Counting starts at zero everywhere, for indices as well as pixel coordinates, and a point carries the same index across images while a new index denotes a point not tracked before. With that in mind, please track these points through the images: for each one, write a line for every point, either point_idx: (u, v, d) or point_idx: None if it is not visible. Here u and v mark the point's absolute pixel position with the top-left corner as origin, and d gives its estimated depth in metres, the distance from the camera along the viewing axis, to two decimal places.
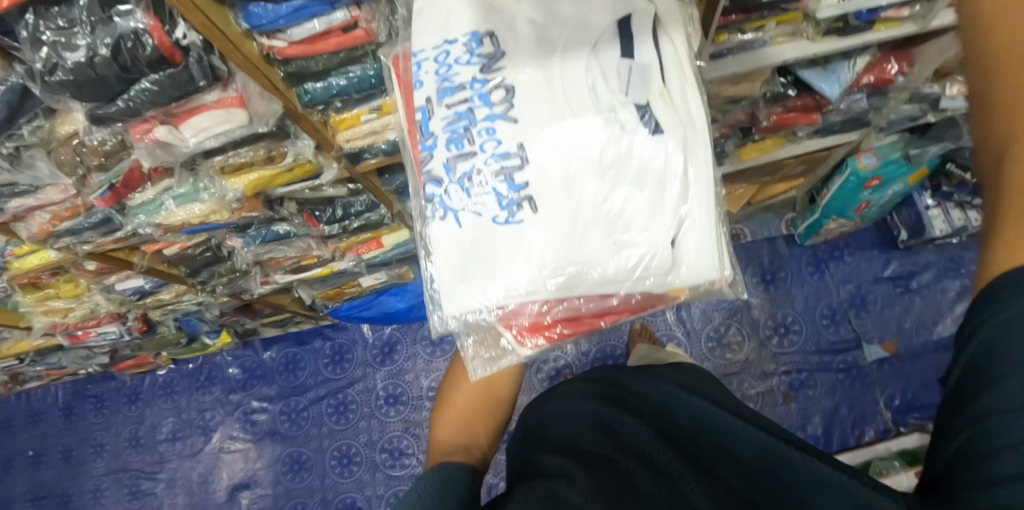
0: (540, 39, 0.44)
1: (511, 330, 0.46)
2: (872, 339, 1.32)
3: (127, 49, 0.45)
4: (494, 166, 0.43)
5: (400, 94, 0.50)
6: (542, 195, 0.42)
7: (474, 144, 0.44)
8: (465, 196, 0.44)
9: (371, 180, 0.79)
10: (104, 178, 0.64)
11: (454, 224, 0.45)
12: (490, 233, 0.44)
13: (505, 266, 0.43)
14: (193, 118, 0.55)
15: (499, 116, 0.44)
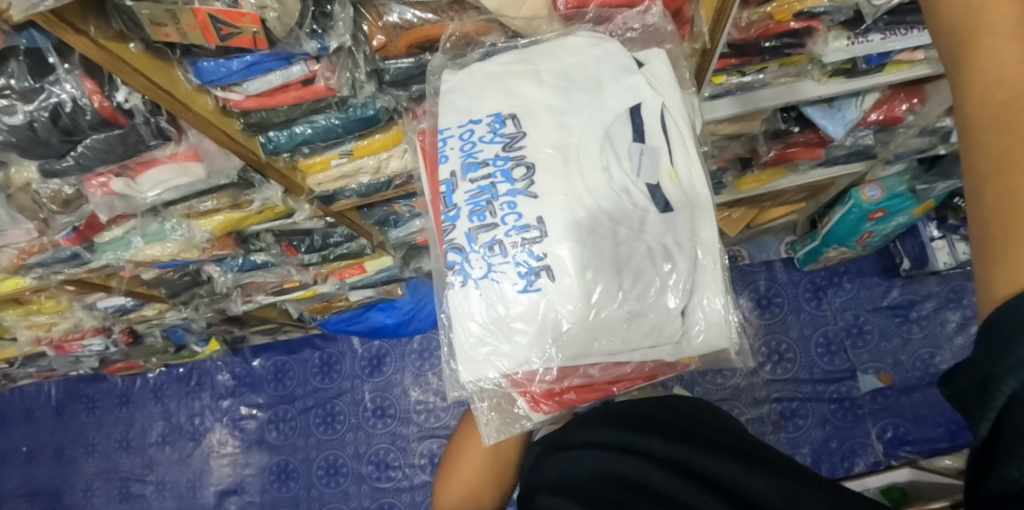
0: (555, 123, 0.40)
1: (525, 398, 0.45)
2: (867, 369, 1.29)
3: (66, 114, 0.42)
4: (516, 239, 0.39)
5: (422, 153, 0.47)
6: (562, 266, 0.38)
7: (495, 216, 0.40)
8: (485, 266, 0.39)
9: (349, 215, 0.76)
10: (68, 219, 0.62)
11: (473, 291, 0.40)
12: (505, 304, 0.39)
13: (519, 334, 0.39)
14: (149, 172, 0.53)
15: (519, 193, 0.39)
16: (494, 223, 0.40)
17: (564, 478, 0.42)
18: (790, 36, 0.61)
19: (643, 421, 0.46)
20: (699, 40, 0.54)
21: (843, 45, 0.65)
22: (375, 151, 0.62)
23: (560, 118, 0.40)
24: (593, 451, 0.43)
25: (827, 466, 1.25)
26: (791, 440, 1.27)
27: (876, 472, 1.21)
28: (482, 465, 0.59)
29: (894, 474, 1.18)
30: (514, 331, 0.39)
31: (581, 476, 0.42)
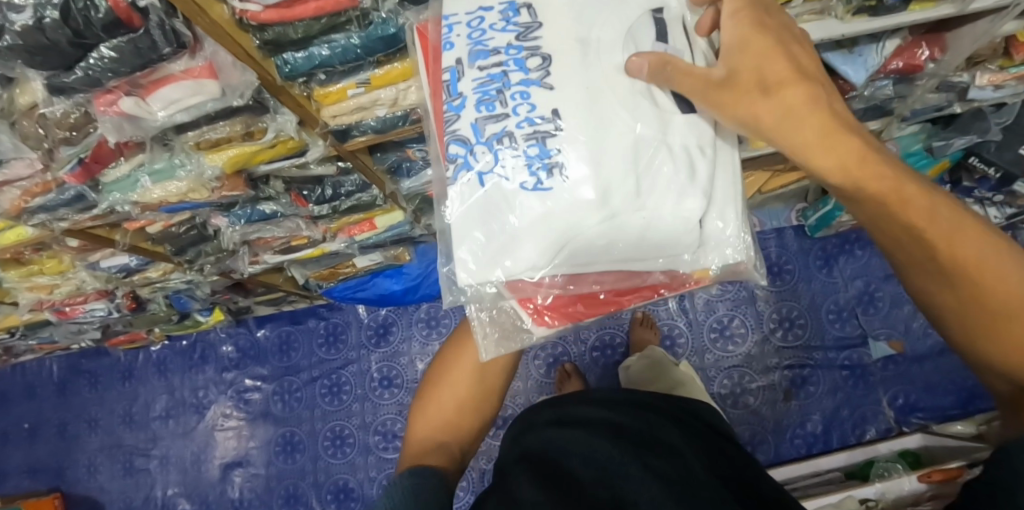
0: (575, 18, 0.37)
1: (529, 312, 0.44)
2: (879, 336, 1.29)
3: (78, 10, 0.40)
4: (528, 131, 0.36)
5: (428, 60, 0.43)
6: (576, 163, 0.35)
7: (506, 105, 0.37)
8: (491, 159, 0.36)
9: (362, 158, 0.74)
10: (73, 152, 0.59)
11: (478, 187, 0.37)
12: (510, 201, 0.36)
13: (525, 234, 0.37)
14: (161, 89, 0.51)
15: (533, 84, 0.36)
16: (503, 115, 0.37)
17: (557, 463, 0.48)
18: None
19: (637, 437, 0.51)
20: None
21: None
22: (393, 81, 0.60)
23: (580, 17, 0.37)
24: (592, 433, 0.51)
25: (839, 432, 1.25)
26: (803, 408, 1.27)
27: (888, 438, 1.20)
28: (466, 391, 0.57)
29: (905, 440, 1.19)
30: (518, 233, 0.36)
31: (574, 463, 0.47)
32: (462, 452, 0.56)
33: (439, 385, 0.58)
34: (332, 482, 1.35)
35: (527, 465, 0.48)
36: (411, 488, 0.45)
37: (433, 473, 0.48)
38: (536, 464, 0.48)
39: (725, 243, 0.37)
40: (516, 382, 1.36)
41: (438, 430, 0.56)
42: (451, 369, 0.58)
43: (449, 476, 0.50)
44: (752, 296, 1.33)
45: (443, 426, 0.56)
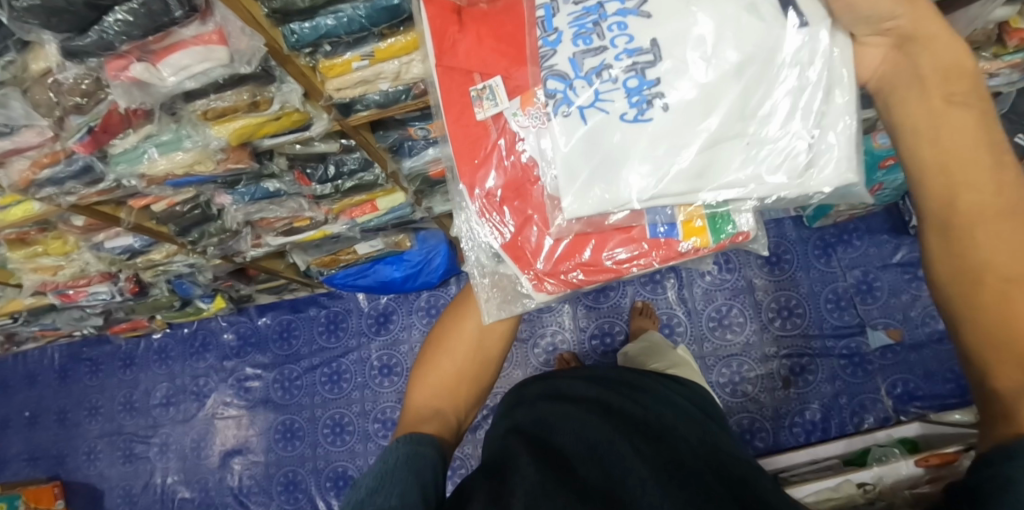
0: None
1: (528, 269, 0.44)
2: (876, 325, 1.29)
3: None
4: (626, 62, 0.36)
5: (433, 24, 0.44)
6: (675, 89, 0.35)
7: (603, 38, 0.37)
8: (593, 93, 0.37)
9: (364, 134, 0.75)
10: (83, 120, 0.61)
11: (580, 123, 0.37)
12: (613, 133, 0.37)
13: (628, 165, 0.37)
14: (172, 55, 0.52)
15: (631, 15, 0.36)
16: (602, 47, 0.37)
17: (549, 438, 0.49)
18: None
19: (630, 419, 0.52)
20: None
21: None
22: (396, 55, 0.62)
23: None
24: (585, 412, 0.52)
25: (837, 420, 1.26)
26: (801, 396, 1.28)
27: (885, 427, 1.21)
28: (463, 360, 0.58)
29: (902, 429, 1.18)
30: (623, 163, 0.37)
31: (566, 440, 0.48)
32: (459, 423, 0.57)
33: (439, 351, 0.59)
34: (332, 470, 1.36)
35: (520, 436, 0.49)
36: (411, 456, 0.46)
37: (433, 441, 0.50)
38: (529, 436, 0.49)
39: (838, 162, 0.35)
40: (515, 370, 1.37)
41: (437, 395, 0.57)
42: (452, 334, 0.58)
43: (446, 445, 0.52)
44: (750, 285, 1.34)
45: (441, 394, 0.57)
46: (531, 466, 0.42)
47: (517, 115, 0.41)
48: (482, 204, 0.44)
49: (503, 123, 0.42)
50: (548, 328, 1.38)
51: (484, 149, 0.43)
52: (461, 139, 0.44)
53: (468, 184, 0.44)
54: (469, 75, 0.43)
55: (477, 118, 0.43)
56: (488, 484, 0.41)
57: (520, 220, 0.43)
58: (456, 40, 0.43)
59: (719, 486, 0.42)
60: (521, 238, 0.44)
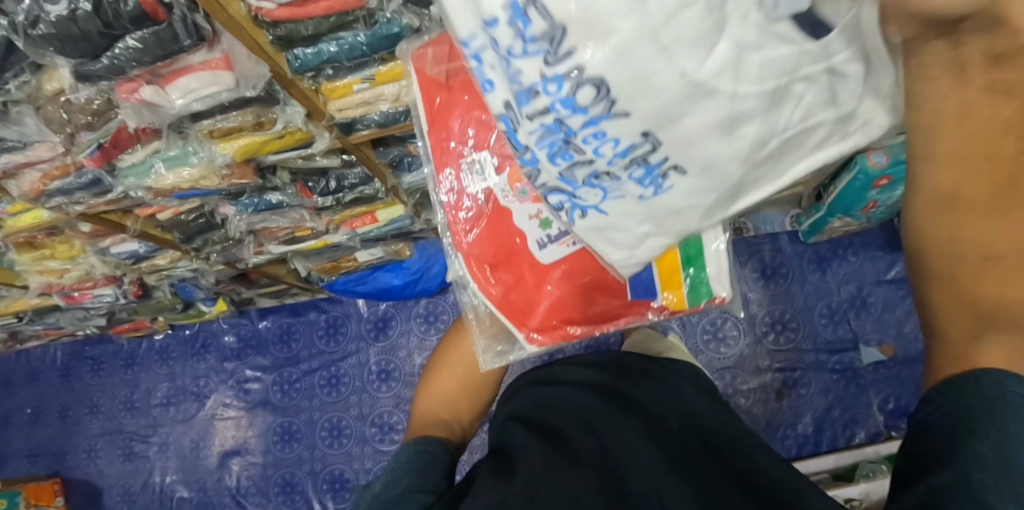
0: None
1: (520, 330, 0.42)
2: (870, 341, 1.31)
3: (109, 4, 0.44)
4: (623, 165, 0.26)
5: (422, 93, 0.42)
6: (706, 179, 0.25)
7: (583, 151, 0.26)
8: (597, 197, 0.28)
9: (365, 151, 0.77)
10: (93, 137, 0.63)
11: (597, 220, 0.30)
12: (635, 224, 0.29)
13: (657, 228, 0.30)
14: (180, 79, 0.54)
15: (603, 118, 0.23)
16: (584, 157, 0.26)
17: (549, 418, 0.50)
18: None
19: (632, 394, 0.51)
20: None
21: None
22: (396, 77, 0.64)
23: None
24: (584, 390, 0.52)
25: (828, 434, 1.27)
26: (793, 409, 1.29)
27: (876, 442, 1.22)
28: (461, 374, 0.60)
29: (892, 445, 1.19)
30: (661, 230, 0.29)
31: (566, 419, 0.49)
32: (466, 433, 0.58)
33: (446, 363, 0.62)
34: (329, 472, 1.38)
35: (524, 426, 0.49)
36: (417, 455, 0.48)
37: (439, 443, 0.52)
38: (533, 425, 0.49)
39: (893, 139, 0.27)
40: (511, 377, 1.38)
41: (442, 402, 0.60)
42: (454, 354, 0.61)
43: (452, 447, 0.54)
44: (744, 299, 1.36)
45: (446, 406, 0.59)
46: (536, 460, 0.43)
47: (506, 191, 0.41)
48: (479, 275, 0.43)
49: (491, 194, 0.41)
50: None
51: (471, 216, 0.42)
52: (457, 211, 0.43)
53: (465, 253, 0.43)
54: (460, 146, 0.41)
55: (469, 190, 0.42)
56: (489, 474, 0.42)
57: (512, 285, 0.42)
58: (446, 111, 0.41)
59: (718, 470, 0.41)
60: (512, 304, 0.42)
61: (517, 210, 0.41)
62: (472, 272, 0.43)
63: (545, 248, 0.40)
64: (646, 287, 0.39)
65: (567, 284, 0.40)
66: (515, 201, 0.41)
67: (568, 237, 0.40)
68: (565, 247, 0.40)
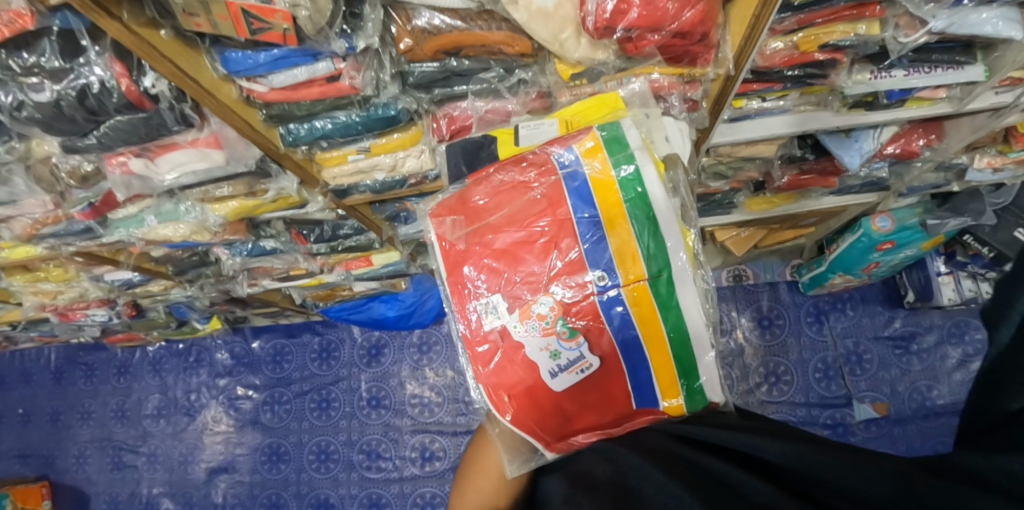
0: None
1: (541, 441, 0.40)
2: (863, 397, 1.30)
3: (94, 95, 0.43)
4: None
5: (438, 245, 0.44)
6: None
7: None
8: None
9: (360, 210, 0.76)
10: (84, 195, 0.62)
11: None
12: None
13: None
14: (169, 154, 0.53)
15: None
16: None
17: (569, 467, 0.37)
18: (814, 66, 0.60)
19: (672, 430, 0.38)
20: (722, 65, 0.53)
21: (865, 78, 0.63)
22: (392, 149, 0.63)
23: (582, 197, 0.40)
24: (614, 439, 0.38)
25: None
26: None
27: None
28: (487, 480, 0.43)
29: None
30: None
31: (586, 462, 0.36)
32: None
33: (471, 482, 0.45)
34: (314, 496, 1.37)
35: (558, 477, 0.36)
36: None
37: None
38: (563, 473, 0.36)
39: None
40: None
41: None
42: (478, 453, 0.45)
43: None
44: (740, 348, 1.35)
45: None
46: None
47: (517, 326, 0.40)
48: (499, 406, 0.40)
49: (502, 328, 0.40)
50: None
51: (484, 351, 0.41)
52: (474, 351, 0.41)
53: (486, 386, 0.41)
54: (472, 289, 0.41)
55: (482, 328, 0.41)
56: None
57: (532, 413, 0.40)
58: (460, 260, 0.42)
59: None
60: (531, 425, 0.40)
61: (529, 345, 0.39)
62: (492, 403, 0.41)
63: (556, 377, 0.39)
64: (651, 397, 0.40)
65: (581, 405, 0.40)
66: (526, 334, 0.39)
67: (579, 365, 0.39)
68: (577, 374, 0.39)
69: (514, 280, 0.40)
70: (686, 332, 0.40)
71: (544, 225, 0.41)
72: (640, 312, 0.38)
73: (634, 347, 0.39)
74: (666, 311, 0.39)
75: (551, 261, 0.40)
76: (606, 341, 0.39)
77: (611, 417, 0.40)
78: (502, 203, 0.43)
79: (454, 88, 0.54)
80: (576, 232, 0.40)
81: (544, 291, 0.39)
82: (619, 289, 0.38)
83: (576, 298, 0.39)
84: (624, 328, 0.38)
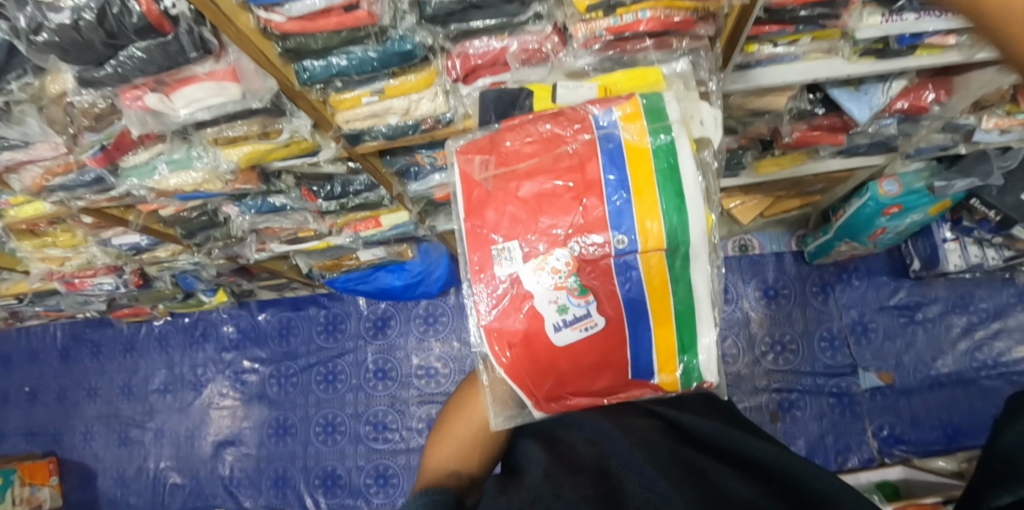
0: None
1: (530, 398, 0.42)
2: (868, 366, 1.30)
3: (114, 15, 0.43)
4: None
5: (463, 182, 0.44)
6: None
7: None
8: None
9: (372, 160, 0.76)
10: (96, 138, 0.62)
11: None
12: None
13: None
14: (184, 88, 0.53)
15: None
16: None
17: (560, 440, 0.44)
18: (825, 6, 0.60)
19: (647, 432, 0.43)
20: None
21: (876, 22, 0.64)
22: (406, 92, 0.63)
23: (614, 159, 0.40)
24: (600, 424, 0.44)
25: (820, 460, 1.27)
26: (787, 431, 1.29)
27: (869, 468, 1.22)
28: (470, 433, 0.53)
29: (885, 471, 1.19)
30: None
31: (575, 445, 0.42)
32: (472, 478, 0.49)
33: (447, 438, 0.53)
34: (321, 468, 1.38)
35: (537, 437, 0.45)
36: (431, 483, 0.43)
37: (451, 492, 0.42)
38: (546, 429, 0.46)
39: None
40: None
41: (446, 470, 0.48)
42: (457, 421, 0.55)
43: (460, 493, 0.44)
44: (746, 318, 1.36)
45: (455, 457, 0.51)
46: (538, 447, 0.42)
47: (529, 276, 0.40)
48: (496, 351, 0.41)
49: (514, 280, 0.40)
50: None
51: (490, 297, 0.41)
52: (480, 292, 0.41)
53: (487, 329, 0.41)
54: (489, 233, 0.41)
55: (493, 274, 0.41)
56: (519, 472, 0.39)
57: (528, 366, 0.41)
58: (482, 203, 0.42)
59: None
60: (524, 376, 0.41)
61: (538, 296, 0.39)
62: (492, 347, 0.41)
63: (559, 331, 0.39)
64: (646, 369, 0.42)
65: (577, 368, 0.41)
66: (537, 284, 0.39)
67: (584, 323, 0.39)
68: (579, 332, 0.39)
69: (533, 230, 0.40)
70: (691, 312, 0.41)
71: (570, 181, 0.40)
72: (652, 282, 0.39)
73: (641, 316, 0.40)
74: (675, 283, 0.39)
75: (571, 215, 0.39)
76: (612, 305, 0.39)
77: (603, 385, 0.42)
78: (534, 155, 0.43)
79: (470, 22, 0.53)
80: (603, 194, 0.40)
81: (560, 245, 0.39)
82: (635, 254, 0.38)
83: (593, 256, 0.39)
84: (633, 296, 0.39)
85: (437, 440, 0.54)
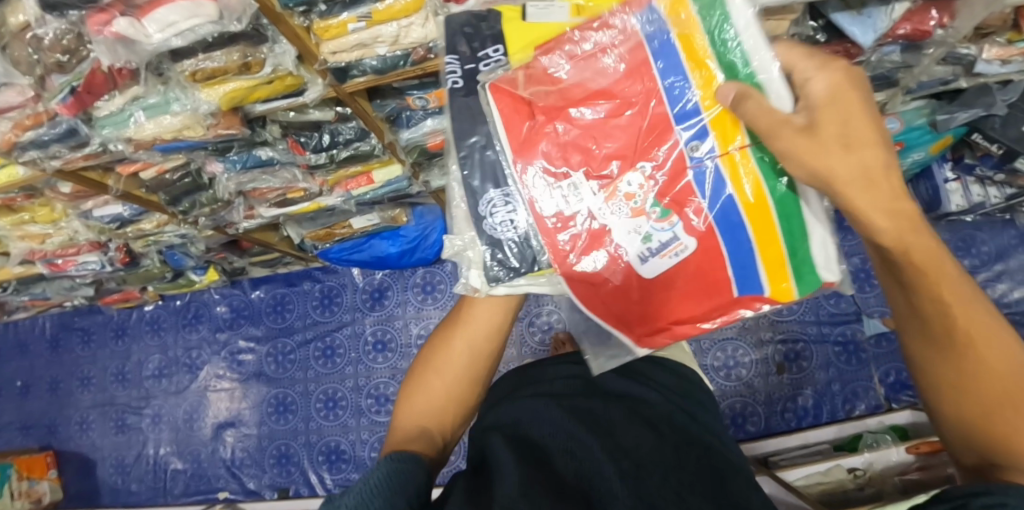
0: None
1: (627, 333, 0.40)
2: (873, 312, 1.29)
3: None
4: None
5: (505, 124, 0.38)
6: None
7: None
8: None
9: (361, 101, 0.72)
10: (65, 79, 0.58)
11: None
12: None
13: None
14: (158, 10, 0.49)
15: None
16: None
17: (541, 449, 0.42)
18: None
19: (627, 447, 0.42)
20: None
21: None
22: (394, 17, 0.59)
23: (666, 55, 0.34)
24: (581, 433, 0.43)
25: (828, 407, 1.27)
26: (794, 381, 1.28)
27: (877, 413, 1.21)
28: (448, 381, 0.52)
29: (894, 416, 1.16)
30: None
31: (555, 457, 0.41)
32: (445, 439, 0.51)
33: (421, 382, 0.53)
34: (324, 444, 1.36)
35: (508, 437, 0.44)
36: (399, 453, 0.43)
37: (420, 463, 0.42)
38: (523, 432, 0.45)
39: None
40: (508, 348, 1.34)
41: (417, 429, 0.49)
42: (431, 361, 0.53)
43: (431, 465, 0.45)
44: None
45: (429, 411, 0.51)
46: (513, 449, 0.41)
47: (603, 207, 0.37)
48: (577, 293, 0.39)
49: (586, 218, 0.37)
50: (545, 307, 1.34)
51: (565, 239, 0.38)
52: (557, 236, 0.38)
53: (567, 276, 0.38)
54: (550, 170, 0.37)
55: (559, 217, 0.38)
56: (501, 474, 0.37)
57: (615, 301, 0.39)
58: (533, 138, 0.37)
59: None
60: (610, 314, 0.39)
61: (615, 227, 0.37)
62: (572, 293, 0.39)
63: (646, 261, 0.37)
64: (754, 281, 0.35)
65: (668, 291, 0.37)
66: (613, 216, 0.37)
67: (673, 248, 0.36)
68: (670, 259, 0.36)
69: (597, 158, 0.37)
70: (798, 211, 0.34)
71: (626, 96, 0.35)
72: (742, 186, 0.34)
73: (733, 224, 0.35)
74: (772, 181, 0.33)
75: (635, 131, 0.35)
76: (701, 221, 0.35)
77: (706, 308, 0.37)
78: (581, 68, 0.36)
79: None
80: (662, 100, 0.35)
81: (629, 167, 0.36)
82: (712, 159, 0.34)
83: (659, 174, 0.35)
84: (722, 205, 0.34)
85: (411, 377, 0.54)
